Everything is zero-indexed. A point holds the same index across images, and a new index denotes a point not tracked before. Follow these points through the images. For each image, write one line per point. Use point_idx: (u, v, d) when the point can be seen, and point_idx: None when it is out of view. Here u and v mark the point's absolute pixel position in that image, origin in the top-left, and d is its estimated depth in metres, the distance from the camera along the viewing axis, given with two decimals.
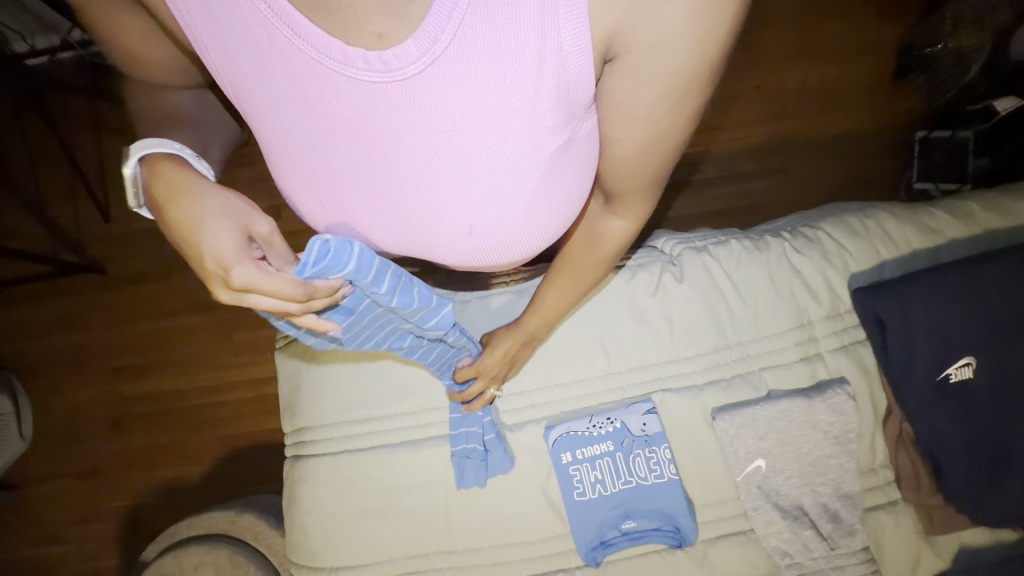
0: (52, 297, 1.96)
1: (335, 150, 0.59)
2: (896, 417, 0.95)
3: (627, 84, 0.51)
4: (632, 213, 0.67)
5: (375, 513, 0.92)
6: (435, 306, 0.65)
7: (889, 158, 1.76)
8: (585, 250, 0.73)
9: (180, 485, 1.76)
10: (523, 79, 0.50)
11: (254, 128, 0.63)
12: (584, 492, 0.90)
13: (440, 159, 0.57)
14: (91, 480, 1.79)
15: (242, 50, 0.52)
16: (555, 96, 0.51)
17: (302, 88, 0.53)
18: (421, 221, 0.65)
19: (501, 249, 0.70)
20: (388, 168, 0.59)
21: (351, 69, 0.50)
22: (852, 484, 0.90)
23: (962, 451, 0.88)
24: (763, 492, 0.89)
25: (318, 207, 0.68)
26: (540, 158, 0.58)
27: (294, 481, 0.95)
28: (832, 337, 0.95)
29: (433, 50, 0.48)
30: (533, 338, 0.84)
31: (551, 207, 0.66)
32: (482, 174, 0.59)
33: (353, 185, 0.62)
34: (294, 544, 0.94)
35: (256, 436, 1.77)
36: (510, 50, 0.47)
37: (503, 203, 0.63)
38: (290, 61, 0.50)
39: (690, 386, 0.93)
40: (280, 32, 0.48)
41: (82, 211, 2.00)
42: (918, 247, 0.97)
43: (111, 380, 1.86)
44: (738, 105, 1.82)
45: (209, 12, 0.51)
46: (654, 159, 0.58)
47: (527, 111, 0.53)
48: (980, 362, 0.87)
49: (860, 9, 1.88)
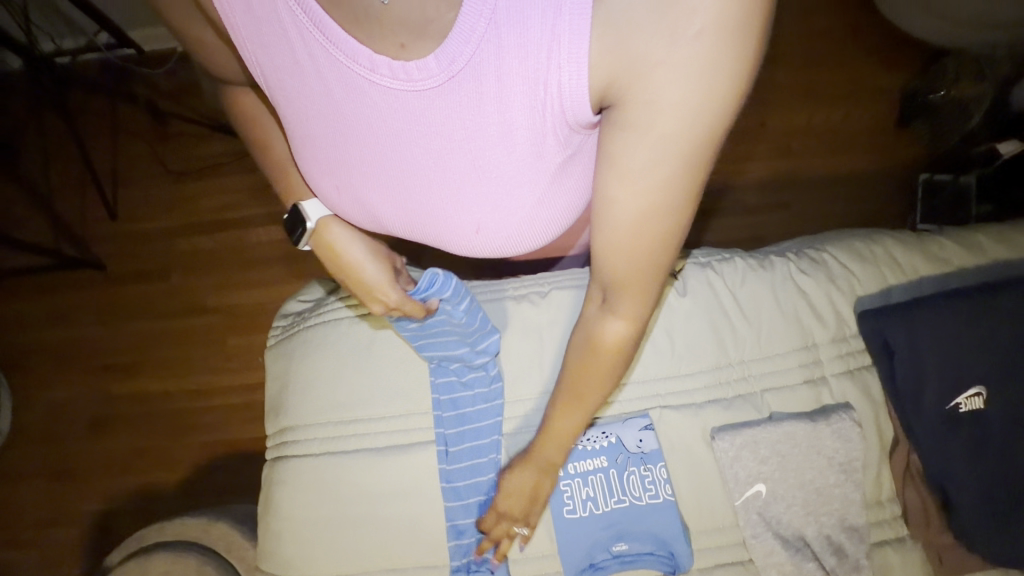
0: (48, 292, 1.94)
1: (354, 146, 0.60)
2: (903, 448, 0.91)
3: (624, 138, 0.47)
4: (632, 314, 0.59)
5: (354, 521, 0.88)
6: (488, 330, 0.87)
7: (892, 199, 1.77)
8: (586, 363, 0.66)
9: (156, 491, 1.69)
10: (525, 104, 0.49)
11: (282, 117, 0.65)
12: (574, 510, 0.85)
13: (449, 167, 0.58)
14: (64, 482, 1.72)
15: (279, 45, 0.54)
16: (557, 122, 0.50)
17: (329, 86, 0.55)
18: (432, 222, 0.66)
19: (506, 248, 0.70)
20: (404, 168, 0.60)
21: (376, 76, 0.51)
22: (857, 516, 0.86)
23: (973, 486, 0.84)
24: (764, 519, 0.85)
25: (336, 192, 0.70)
26: (541, 172, 0.57)
27: (271, 483, 0.91)
28: (837, 361, 0.92)
29: (450, 69, 0.48)
30: (551, 465, 0.77)
31: (551, 215, 0.65)
32: (488, 182, 0.58)
33: (373, 180, 0.64)
34: (266, 552, 0.90)
35: (240, 444, 1.71)
36: (511, 75, 0.47)
37: (505, 211, 0.62)
38: (322, 60, 0.53)
39: (689, 404, 0.90)
40: (314, 36, 0.51)
41: (89, 208, 2.00)
42: (925, 275, 0.96)
43: (97, 378, 1.82)
44: (743, 141, 1.84)
45: (250, 8, 0.53)
46: (649, 243, 0.52)
47: (530, 132, 0.52)
48: (990, 392, 0.85)
49: (865, 57, 1.93)
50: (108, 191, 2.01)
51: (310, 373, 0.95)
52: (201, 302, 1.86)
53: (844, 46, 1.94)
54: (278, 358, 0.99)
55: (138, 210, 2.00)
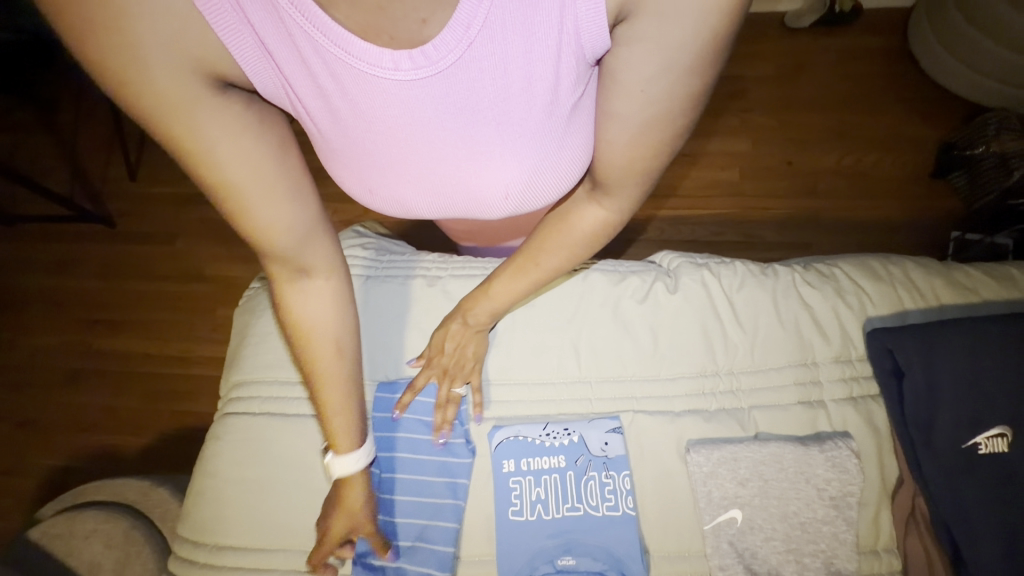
0: (53, 240, 1.92)
1: (387, 152, 0.55)
2: (908, 488, 0.82)
3: (629, 53, 0.44)
4: (614, 206, 0.62)
5: (279, 489, 0.83)
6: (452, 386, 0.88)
7: (921, 253, 1.65)
8: (551, 238, 0.69)
9: (114, 456, 1.60)
10: (545, 52, 0.45)
11: (316, 141, 0.58)
12: (520, 511, 0.80)
13: (478, 140, 0.54)
14: (26, 432, 1.65)
15: (294, 68, 0.47)
16: (572, 63, 0.46)
17: (353, 98, 0.49)
18: (463, 198, 0.62)
19: (534, 204, 0.66)
20: (438, 162, 0.56)
21: (400, 74, 0.46)
22: (847, 561, 0.75)
23: (993, 538, 0.74)
24: (735, 550, 0.76)
25: (369, 196, 0.63)
26: (555, 120, 0.53)
27: (210, 440, 0.88)
28: (839, 384, 0.86)
29: (467, 37, 0.44)
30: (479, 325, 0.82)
31: (568, 168, 0.60)
32: (516, 140, 0.54)
33: (403, 175, 0.58)
34: (186, 513, 0.84)
35: (204, 418, 1.62)
36: (534, 20, 0.43)
37: (530, 170, 0.58)
38: (343, 73, 0.47)
39: (666, 412, 0.84)
40: (333, 55, 0.45)
41: (112, 164, 2.01)
42: (948, 302, 0.90)
43: (79, 332, 1.77)
44: (769, 174, 1.77)
45: (263, 44, 0.46)
46: (652, 149, 0.52)
47: (548, 78, 0.48)
48: (1016, 435, 0.77)
49: (906, 103, 1.83)
50: (132, 151, 2.01)
51: (269, 327, 0.94)
52: (196, 270, 1.81)
53: (879, 94, 1.86)
54: (242, 314, 0.99)
55: (156, 172, 1.99)
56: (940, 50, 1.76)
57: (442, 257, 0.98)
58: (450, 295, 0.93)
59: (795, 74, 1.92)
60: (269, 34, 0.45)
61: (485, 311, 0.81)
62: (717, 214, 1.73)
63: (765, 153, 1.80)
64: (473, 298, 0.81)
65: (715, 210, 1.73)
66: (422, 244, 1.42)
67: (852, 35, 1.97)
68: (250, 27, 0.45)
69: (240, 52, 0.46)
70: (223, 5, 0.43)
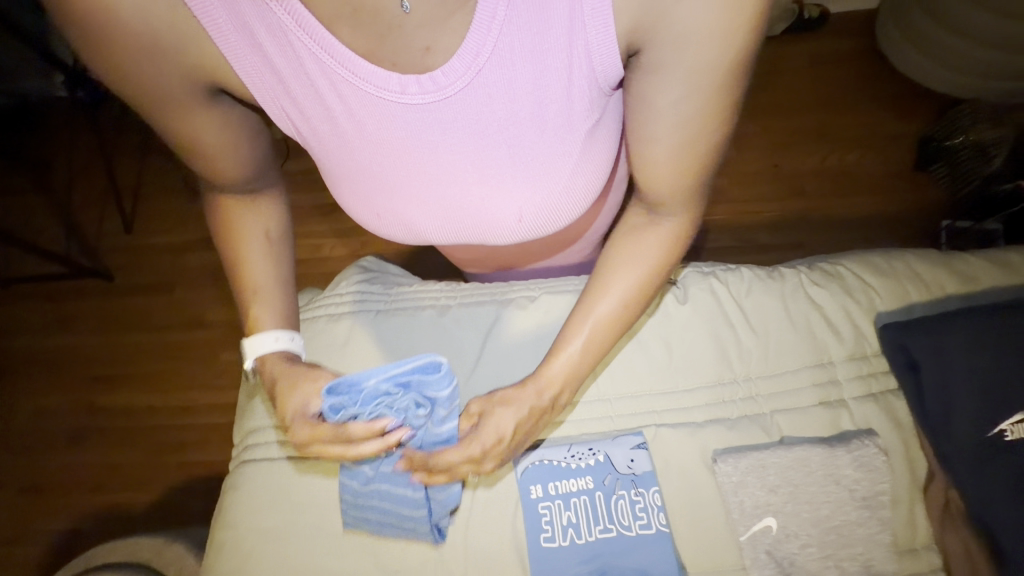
0: (52, 298, 1.91)
1: (405, 176, 0.56)
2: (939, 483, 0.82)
3: (653, 79, 0.46)
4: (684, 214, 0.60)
5: (302, 536, 0.81)
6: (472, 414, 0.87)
7: (912, 244, 1.67)
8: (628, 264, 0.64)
9: (123, 513, 1.56)
10: (555, 77, 0.47)
11: (321, 163, 0.59)
12: (553, 537, 0.78)
13: (487, 163, 0.54)
14: (32, 497, 1.61)
15: (304, 91, 0.49)
16: (585, 86, 0.48)
17: (360, 121, 0.51)
18: (478, 221, 0.62)
19: (547, 229, 0.67)
20: (451, 185, 0.57)
21: (408, 96, 0.48)
22: (885, 561, 0.75)
23: None
24: (774, 559, 0.76)
25: (376, 221, 0.64)
26: (571, 143, 0.54)
27: (228, 490, 0.87)
28: (856, 382, 0.86)
29: (474, 64, 0.45)
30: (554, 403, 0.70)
31: (584, 194, 0.62)
32: (525, 162, 0.55)
33: (414, 199, 0.59)
34: (210, 567, 0.82)
35: (212, 467, 1.59)
36: (543, 48, 0.44)
37: (544, 193, 0.59)
38: (354, 101, 0.49)
39: (688, 423, 0.84)
40: (340, 77, 0.47)
41: (107, 219, 2.00)
42: (952, 292, 0.91)
43: (83, 390, 1.74)
44: (759, 179, 1.80)
45: (271, 65, 0.48)
46: (697, 162, 0.52)
47: (559, 102, 0.49)
48: None
49: (880, 101, 1.89)
50: (126, 206, 2.01)
51: None
52: (197, 317, 1.80)
53: (854, 94, 1.91)
54: None
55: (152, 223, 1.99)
56: (909, 49, 1.82)
57: (450, 285, 0.99)
58: (461, 320, 0.94)
59: (774, 81, 1.97)
60: (273, 50, 0.46)
61: (568, 380, 0.68)
62: (712, 221, 1.75)
63: (751, 159, 1.84)
64: (546, 364, 0.69)
65: (709, 217, 1.76)
66: (425, 274, 1.43)
67: (823, 40, 2.04)
68: (257, 50, 0.47)
69: (240, 63, 0.49)
70: (225, 24, 0.46)
